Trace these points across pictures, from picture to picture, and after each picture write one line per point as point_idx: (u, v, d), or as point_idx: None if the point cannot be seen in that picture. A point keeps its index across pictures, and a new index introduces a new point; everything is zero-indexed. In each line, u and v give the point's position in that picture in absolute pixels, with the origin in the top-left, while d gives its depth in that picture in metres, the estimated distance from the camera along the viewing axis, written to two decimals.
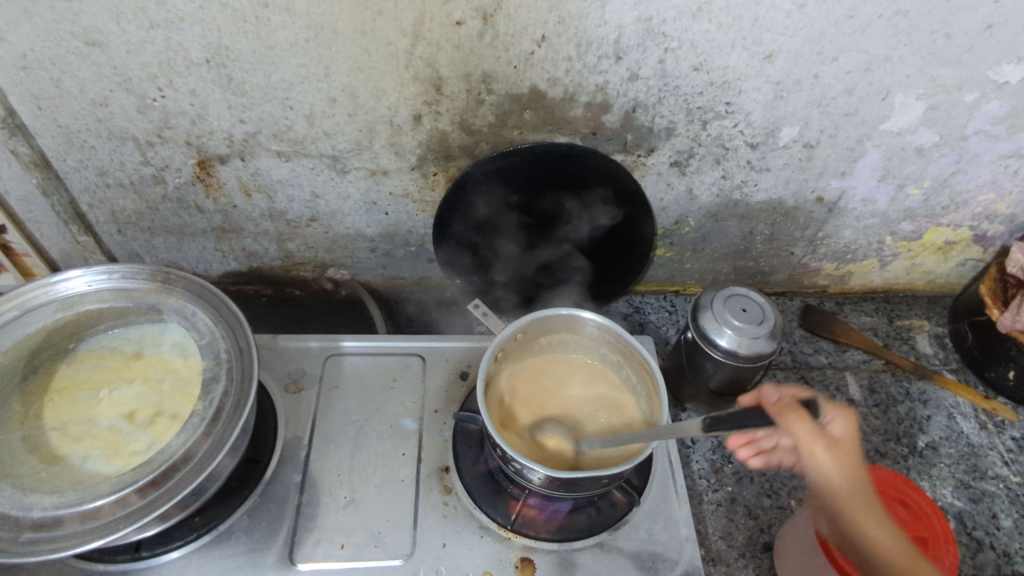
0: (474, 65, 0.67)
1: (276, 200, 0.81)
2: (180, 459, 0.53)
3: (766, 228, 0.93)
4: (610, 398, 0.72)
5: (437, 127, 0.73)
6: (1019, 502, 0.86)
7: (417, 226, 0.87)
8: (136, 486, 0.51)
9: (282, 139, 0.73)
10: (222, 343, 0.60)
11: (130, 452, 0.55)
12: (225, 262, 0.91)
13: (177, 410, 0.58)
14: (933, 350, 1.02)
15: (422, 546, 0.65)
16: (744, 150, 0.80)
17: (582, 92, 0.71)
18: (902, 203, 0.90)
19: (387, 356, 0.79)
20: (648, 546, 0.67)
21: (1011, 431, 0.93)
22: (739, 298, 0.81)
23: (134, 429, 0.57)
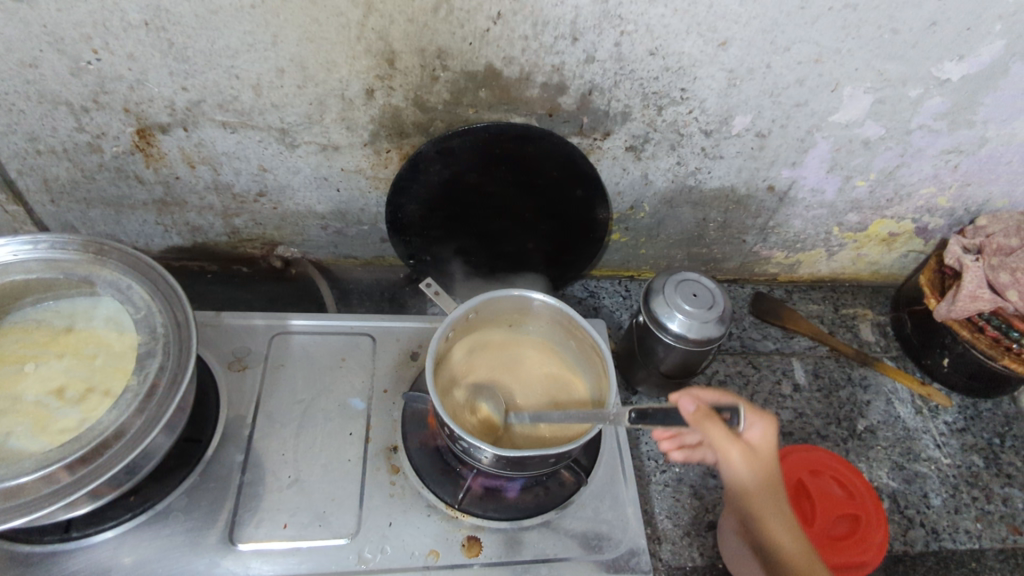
0: (428, 40, 0.65)
1: (221, 172, 0.78)
2: (111, 436, 0.51)
3: (719, 215, 0.94)
4: (566, 374, 0.72)
5: (390, 103, 0.72)
6: (949, 482, 0.90)
7: (370, 204, 0.85)
8: (64, 462, 0.48)
9: (227, 110, 0.70)
10: (158, 318, 0.58)
11: (59, 429, 0.53)
12: (167, 237, 0.88)
13: (111, 385, 0.56)
14: (874, 338, 1.06)
15: (368, 526, 0.64)
16: (698, 137, 0.80)
17: (538, 72, 0.70)
18: (849, 194, 0.92)
19: (336, 335, 0.78)
20: (595, 524, 0.68)
21: (945, 416, 0.97)
22: (690, 283, 0.82)
23: (63, 406, 0.55)
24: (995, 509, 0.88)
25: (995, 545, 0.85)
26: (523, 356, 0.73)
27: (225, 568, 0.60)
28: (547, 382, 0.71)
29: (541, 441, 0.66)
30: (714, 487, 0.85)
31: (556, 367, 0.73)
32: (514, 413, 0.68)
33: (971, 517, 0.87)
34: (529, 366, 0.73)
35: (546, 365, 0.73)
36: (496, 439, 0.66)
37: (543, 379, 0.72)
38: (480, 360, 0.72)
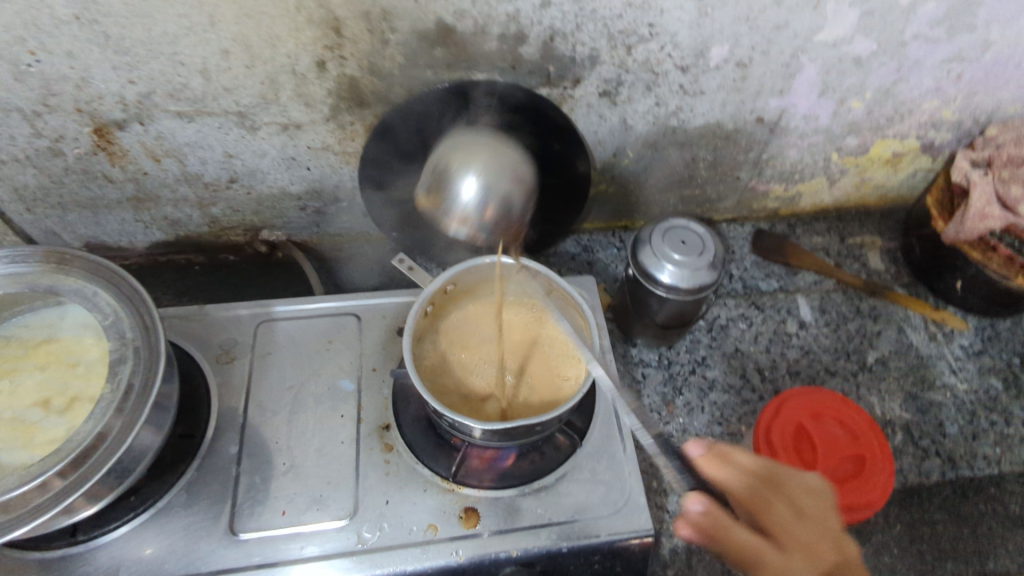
0: (371, 2, 0.62)
1: (187, 163, 0.77)
2: (93, 442, 0.51)
3: (709, 154, 0.90)
4: (549, 337, 0.71)
5: (344, 73, 0.69)
6: (966, 408, 0.89)
7: (343, 180, 0.83)
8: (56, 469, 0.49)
9: (180, 98, 0.68)
10: (126, 322, 0.58)
11: (46, 440, 0.54)
12: (149, 233, 0.87)
13: (89, 392, 0.56)
14: (884, 266, 1.02)
15: (365, 506, 0.65)
16: (675, 74, 0.76)
17: (493, 23, 0.66)
18: (845, 117, 0.87)
19: (321, 318, 0.77)
20: (592, 485, 0.67)
21: (961, 339, 0.95)
22: (679, 230, 0.79)
23: (47, 416, 0.55)
24: (1016, 432, 0.87)
25: (1015, 468, 0.84)
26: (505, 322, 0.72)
27: (229, 557, 0.61)
28: (531, 347, 0.70)
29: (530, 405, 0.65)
30: (720, 434, 0.84)
31: (539, 331, 0.71)
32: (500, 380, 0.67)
33: (989, 442, 0.86)
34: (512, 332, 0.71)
35: (529, 331, 0.71)
36: (483, 408, 0.65)
37: (527, 345, 0.70)
38: (461, 332, 0.71)
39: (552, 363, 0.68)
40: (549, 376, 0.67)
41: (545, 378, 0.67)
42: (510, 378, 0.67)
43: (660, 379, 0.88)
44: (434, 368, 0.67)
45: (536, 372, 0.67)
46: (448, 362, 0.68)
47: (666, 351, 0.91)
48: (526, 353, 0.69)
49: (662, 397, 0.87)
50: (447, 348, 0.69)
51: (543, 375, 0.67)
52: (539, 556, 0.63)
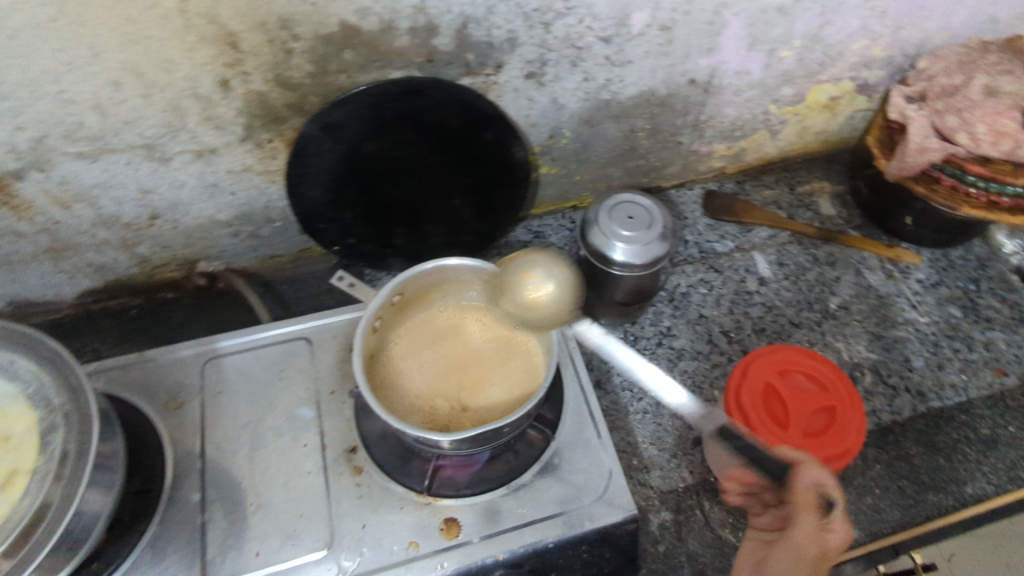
0: (265, 10, 0.58)
1: (101, 205, 0.72)
2: (33, 520, 0.47)
3: (646, 122, 0.88)
4: (506, 335, 0.67)
5: (252, 89, 0.65)
6: (929, 341, 0.90)
7: (273, 199, 0.79)
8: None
9: (78, 138, 0.64)
10: (51, 387, 0.53)
11: None
12: (75, 283, 0.82)
13: (25, 463, 0.51)
14: (835, 211, 1.02)
15: (342, 534, 0.62)
16: (598, 46, 0.73)
17: (400, 17, 0.63)
18: (778, 68, 0.85)
19: (269, 347, 0.73)
20: (571, 476, 0.66)
21: (917, 274, 0.96)
22: (625, 205, 0.77)
23: None
24: (979, 357, 0.88)
25: (982, 392, 0.86)
26: (459, 324, 0.68)
27: None
28: (489, 348, 0.67)
29: (494, 412, 0.62)
30: (694, 403, 0.83)
31: (496, 330, 0.68)
32: (460, 388, 0.64)
33: (955, 370, 0.87)
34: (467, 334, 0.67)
35: (486, 330, 0.68)
36: (447, 420, 0.62)
37: (484, 345, 0.67)
38: (414, 342, 0.67)
39: (513, 363, 0.65)
40: (512, 377, 0.64)
41: (508, 380, 0.64)
42: (471, 383, 0.64)
43: (628, 356, 0.87)
44: (389, 384, 0.64)
45: (497, 375, 0.64)
46: (404, 376, 0.64)
47: (631, 327, 0.90)
48: (485, 355, 0.66)
49: (632, 374, 0.86)
50: (401, 361, 0.65)
51: (505, 377, 0.64)
52: (528, 556, 0.62)
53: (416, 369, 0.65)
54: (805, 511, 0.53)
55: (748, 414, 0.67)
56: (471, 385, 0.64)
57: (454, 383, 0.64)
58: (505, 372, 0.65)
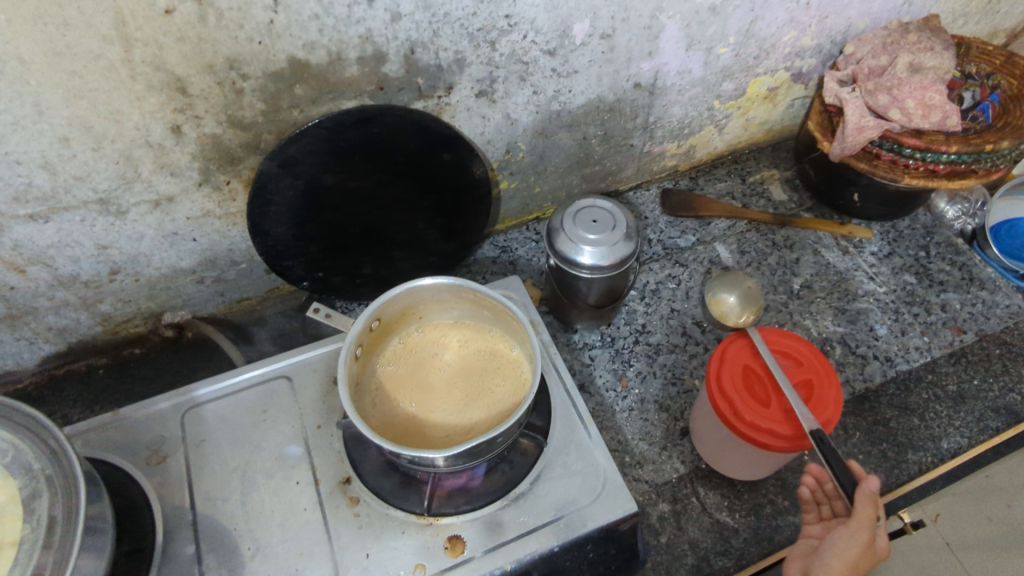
0: (212, 53, 0.58)
1: (58, 266, 0.70)
2: None
3: (598, 129, 0.90)
4: (492, 349, 0.68)
5: (205, 132, 0.64)
6: (889, 308, 0.93)
7: (236, 242, 0.78)
8: None
9: (28, 199, 0.62)
10: (30, 453, 0.51)
11: None
12: (36, 349, 0.79)
13: (10, 535, 0.49)
14: (786, 196, 1.06)
15: (345, 566, 0.61)
16: (544, 60, 0.75)
17: (348, 48, 0.64)
18: (716, 65, 0.89)
19: (249, 389, 0.71)
20: (568, 479, 0.66)
21: (870, 247, 1.00)
22: (587, 210, 0.78)
23: None
24: (937, 318, 0.92)
25: (945, 351, 0.89)
26: (445, 342, 0.69)
27: None
28: (476, 363, 0.67)
29: (487, 425, 0.62)
30: (677, 395, 0.85)
31: (483, 345, 0.69)
32: (450, 404, 0.64)
33: (917, 334, 0.91)
34: (454, 351, 0.68)
35: (472, 346, 0.68)
36: (438, 435, 0.62)
37: (472, 361, 0.67)
38: (401, 362, 0.67)
39: (499, 383, 0.65)
40: (501, 390, 0.65)
41: (498, 393, 0.65)
42: (461, 397, 0.64)
43: (608, 357, 0.88)
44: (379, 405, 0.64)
45: (487, 389, 0.65)
46: (394, 396, 0.64)
47: (607, 328, 0.91)
48: (473, 371, 0.66)
49: (614, 373, 0.87)
50: (389, 382, 0.65)
51: (495, 391, 0.65)
52: (534, 563, 0.62)
53: (408, 365, 0.67)
54: (863, 503, 0.59)
55: (730, 396, 0.66)
56: (435, 398, 0.64)
57: (444, 400, 0.64)
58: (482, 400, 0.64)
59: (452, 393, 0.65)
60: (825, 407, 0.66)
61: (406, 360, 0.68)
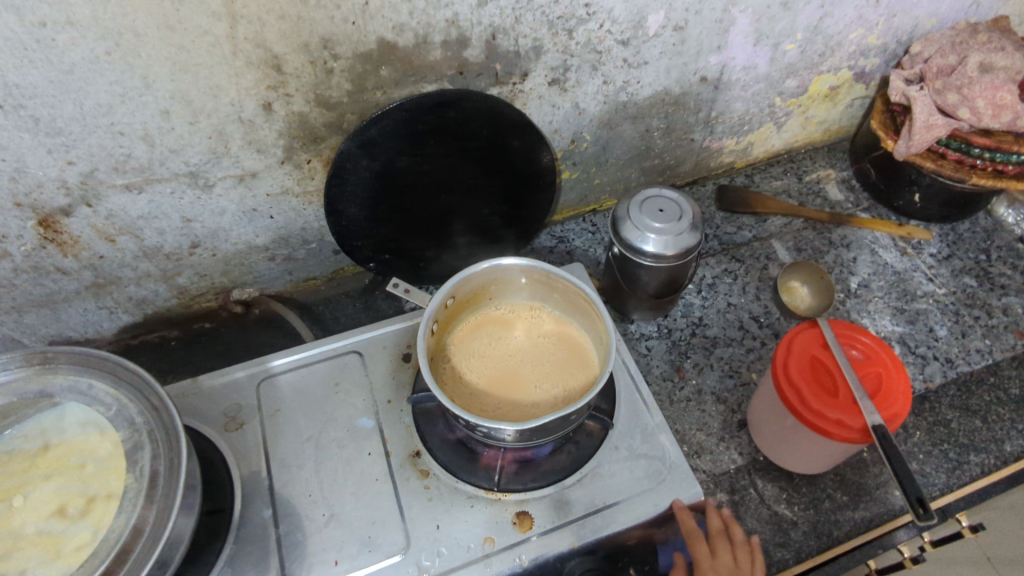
0: (308, 32, 0.60)
1: (144, 237, 0.73)
2: (130, 538, 0.47)
3: (661, 121, 0.91)
4: (583, 366, 0.66)
5: (293, 110, 0.67)
6: (949, 310, 0.92)
7: (309, 221, 0.81)
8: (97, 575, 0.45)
9: (126, 170, 0.65)
10: (133, 407, 0.53)
11: (75, 548, 0.49)
12: (115, 318, 0.82)
13: (113, 487, 0.51)
14: (843, 195, 1.06)
15: (416, 536, 0.62)
16: (617, 50, 0.76)
17: (434, 31, 0.65)
18: (781, 61, 0.89)
19: (321, 362, 0.73)
20: (633, 461, 0.67)
21: (929, 248, 0.99)
22: (653, 199, 0.79)
23: (71, 523, 0.50)
24: (999, 321, 0.91)
25: (1007, 354, 0.88)
26: (546, 327, 0.70)
27: None
28: (556, 354, 0.67)
29: (498, 412, 0.63)
30: (734, 387, 0.85)
31: (582, 367, 0.66)
32: (505, 373, 0.66)
33: (978, 336, 0.90)
34: (547, 339, 0.69)
35: (561, 337, 0.69)
36: (475, 395, 0.64)
37: (553, 352, 0.68)
38: (489, 324, 0.70)
39: (546, 384, 0.65)
40: (556, 385, 0.65)
41: (551, 385, 0.65)
42: (519, 377, 0.66)
43: (664, 348, 0.89)
44: (475, 331, 0.70)
45: (540, 386, 0.65)
46: (487, 336, 0.69)
47: (663, 320, 0.92)
48: (554, 374, 0.66)
49: (671, 364, 0.88)
50: (499, 326, 0.70)
51: (539, 399, 0.64)
52: (601, 542, 0.63)
53: (513, 321, 0.70)
54: None
55: (796, 385, 0.66)
56: (481, 356, 0.67)
57: (509, 365, 0.66)
58: (516, 381, 0.65)
59: (505, 359, 0.67)
60: (901, 395, 0.65)
61: (517, 316, 0.71)
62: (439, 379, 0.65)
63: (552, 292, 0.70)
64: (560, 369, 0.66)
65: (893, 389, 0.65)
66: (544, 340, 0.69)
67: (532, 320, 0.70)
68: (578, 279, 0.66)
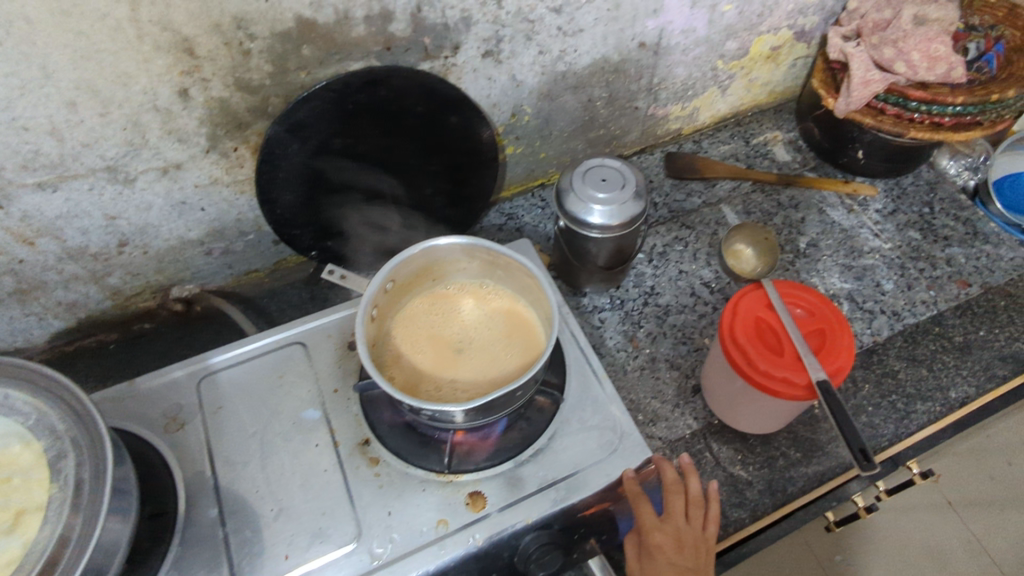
0: (218, 11, 0.57)
1: (66, 237, 0.69)
2: (57, 549, 0.45)
3: (603, 90, 0.90)
4: (528, 341, 0.66)
5: (212, 96, 0.64)
6: (895, 264, 0.94)
7: (244, 211, 0.78)
8: None
9: (35, 167, 0.61)
10: (54, 415, 0.51)
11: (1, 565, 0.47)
12: (46, 324, 0.79)
13: (38, 498, 0.49)
14: (790, 156, 1.07)
15: (368, 525, 0.61)
16: (550, 18, 0.74)
17: (355, 6, 0.63)
18: (720, 23, 0.88)
19: (264, 356, 0.71)
20: (585, 434, 0.66)
21: (874, 205, 1.00)
22: (596, 169, 0.78)
23: None
24: (942, 272, 0.93)
25: (951, 304, 0.90)
26: (491, 305, 0.69)
27: None
28: (501, 332, 0.67)
29: (430, 390, 0.62)
30: (688, 353, 0.85)
31: (527, 342, 0.66)
32: (448, 353, 0.65)
33: (923, 288, 0.91)
34: (493, 316, 0.68)
35: (507, 314, 0.68)
36: (417, 376, 0.63)
37: (497, 330, 0.67)
38: (434, 303, 0.69)
39: (490, 362, 0.64)
40: (501, 362, 0.64)
41: (495, 363, 0.64)
42: (462, 356, 0.65)
43: (618, 319, 0.89)
44: (427, 307, 0.69)
45: (484, 364, 0.64)
46: (431, 316, 0.68)
47: (615, 291, 0.91)
48: (498, 351, 0.65)
49: (624, 335, 0.87)
50: (444, 305, 0.69)
51: (481, 378, 0.63)
52: (555, 516, 0.63)
53: (457, 299, 0.69)
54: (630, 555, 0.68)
55: (744, 346, 0.66)
56: (424, 337, 0.66)
57: (454, 344, 0.66)
58: (460, 361, 0.64)
59: (448, 339, 0.66)
60: (844, 348, 0.66)
61: (462, 294, 0.69)
62: (381, 361, 0.63)
63: (496, 269, 0.68)
64: (505, 346, 0.65)
65: (836, 342, 0.66)
66: (490, 318, 0.68)
67: (478, 298, 0.69)
68: (520, 255, 0.65)
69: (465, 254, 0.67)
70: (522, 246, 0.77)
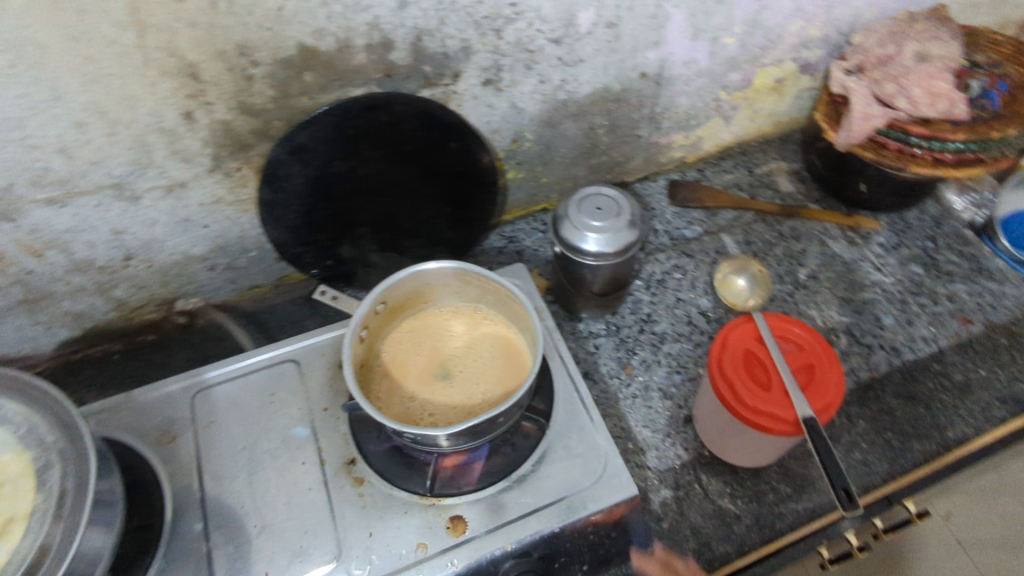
0: (223, 39, 0.59)
1: (73, 250, 0.72)
2: (36, 557, 0.46)
3: (604, 119, 0.91)
4: (514, 368, 0.66)
5: (216, 119, 0.66)
6: (896, 299, 0.93)
7: (246, 229, 0.80)
8: None
9: (45, 183, 0.64)
10: (44, 426, 0.53)
11: None
12: (53, 333, 0.81)
13: (22, 508, 0.50)
14: (793, 187, 1.06)
15: (348, 545, 0.62)
16: (550, 48, 0.76)
17: (356, 35, 0.65)
18: (722, 55, 0.89)
19: (257, 373, 0.72)
20: (568, 462, 0.66)
21: (877, 238, 1.00)
22: (592, 198, 0.79)
23: None
24: (945, 308, 0.92)
25: (952, 341, 0.89)
26: (481, 330, 0.69)
27: None
28: (488, 357, 0.67)
29: (411, 411, 0.63)
30: (681, 382, 0.85)
31: (512, 369, 0.66)
32: (433, 374, 0.66)
33: (924, 324, 0.90)
34: (481, 341, 0.69)
35: (496, 340, 0.69)
36: (401, 396, 0.64)
37: (485, 355, 0.67)
38: (425, 324, 0.70)
39: (474, 386, 0.65)
40: (484, 387, 0.65)
41: (479, 387, 0.65)
42: (447, 378, 0.65)
43: (612, 345, 0.89)
44: (419, 330, 0.70)
45: (467, 388, 0.65)
46: (421, 337, 0.69)
47: (611, 317, 0.92)
48: (482, 376, 0.66)
49: (618, 361, 0.87)
50: (435, 327, 0.70)
51: (464, 402, 0.64)
52: (535, 544, 0.62)
53: (449, 322, 0.70)
54: None
55: (732, 381, 0.65)
56: (411, 358, 0.67)
57: (440, 366, 0.67)
58: (444, 383, 0.65)
59: (436, 360, 0.67)
60: (833, 384, 0.65)
61: (454, 317, 0.71)
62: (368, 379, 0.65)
63: (488, 294, 0.69)
64: (490, 371, 0.66)
65: (824, 378, 0.65)
66: (478, 343, 0.69)
67: (469, 322, 0.70)
68: (509, 282, 0.65)
69: (457, 278, 0.68)
70: (516, 271, 0.78)
